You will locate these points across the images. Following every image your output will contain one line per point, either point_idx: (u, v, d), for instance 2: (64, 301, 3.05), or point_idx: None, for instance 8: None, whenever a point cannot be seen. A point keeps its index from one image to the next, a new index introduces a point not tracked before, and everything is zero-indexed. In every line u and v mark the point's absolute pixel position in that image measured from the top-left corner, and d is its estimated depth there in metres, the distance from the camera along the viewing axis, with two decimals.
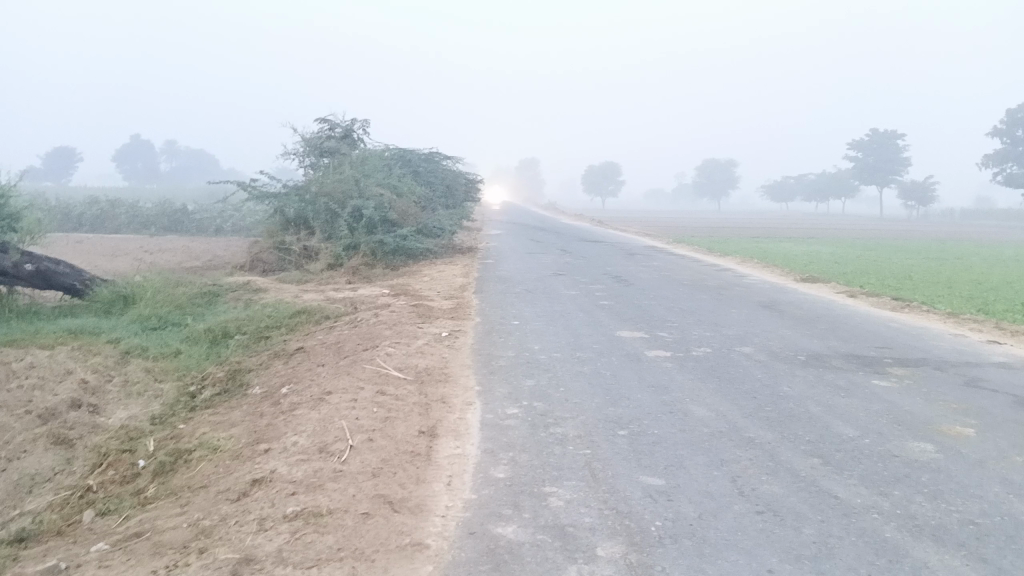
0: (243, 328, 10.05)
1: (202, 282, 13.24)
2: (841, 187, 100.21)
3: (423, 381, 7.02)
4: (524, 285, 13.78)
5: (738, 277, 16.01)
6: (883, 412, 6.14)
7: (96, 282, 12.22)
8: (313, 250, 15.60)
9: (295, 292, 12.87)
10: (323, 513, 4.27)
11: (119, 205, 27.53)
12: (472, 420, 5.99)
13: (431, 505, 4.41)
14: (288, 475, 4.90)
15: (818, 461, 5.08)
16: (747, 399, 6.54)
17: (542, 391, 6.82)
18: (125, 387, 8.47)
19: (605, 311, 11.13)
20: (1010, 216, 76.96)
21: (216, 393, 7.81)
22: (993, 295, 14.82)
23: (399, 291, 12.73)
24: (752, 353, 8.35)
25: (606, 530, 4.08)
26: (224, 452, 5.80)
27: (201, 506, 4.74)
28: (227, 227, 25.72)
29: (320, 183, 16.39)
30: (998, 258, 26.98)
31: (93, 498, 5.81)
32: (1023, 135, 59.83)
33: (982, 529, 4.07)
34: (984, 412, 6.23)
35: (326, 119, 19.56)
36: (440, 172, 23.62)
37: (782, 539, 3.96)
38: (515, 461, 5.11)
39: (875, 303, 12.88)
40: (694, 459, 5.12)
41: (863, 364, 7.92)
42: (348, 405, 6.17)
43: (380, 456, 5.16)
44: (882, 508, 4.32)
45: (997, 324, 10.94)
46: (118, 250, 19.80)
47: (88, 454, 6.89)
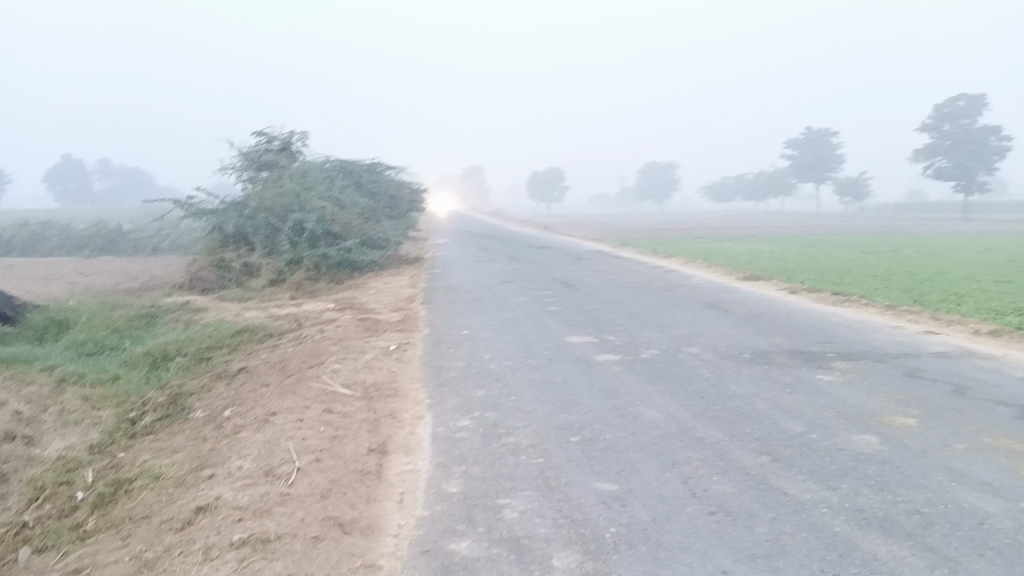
0: (184, 350, 9.79)
1: (140, 304, 12.87)
2: (779, 185, 102.60)
3: (371, 397, 6.92)
4: (472, 294, 13.74)
5: (682, 278, 16.21)
6: (828, 407, 6.25)
7: (27, 308, 11.76)
8: (255, 267, 15.30)
9: (237, 310, 12.61)
10: (271, 539, 4.15)
11: (51, 227, 26.70)
12: (423, 434, 5.91)
13: (383, 525, 4.33)
14: (233, 501, 4.76)
15: (767, 458, 5.13)
16: (696, 399, 6.59)
17: (493, 400, 6.78)
18: (61, 416, 8.15)
19: (553, 317, 11.14)
20: (940, 209, 79.72)
21: (158, 419, 7.57)
22: (929, 286, 15.28)
23: (345, 305, 12.56)
24: (699, 353, 8.44)
25: (561, 540, 4.05)
26: (166, 480, 5.61)
27: (143, 538, 4.57)
28: (166, 246, 25.10)
29: (259, 198, 16.07)
30: (931, 250, 27.89)
31: (28, 534, 5.56)
32: (948, 130, 62.13)
33: (928, 518, 4.15)
34: (925, 402, 6.39)
35: (264, 133, 19.26)
36: (383, 182, 23.46)
37: (736, 539, 3.98)
38: (467, 474, 5.05)
39: (816, 299, 13.18)
40: (646, 462, 5.13)
41: (806, 359, 8.06)
42: (294, 426, 6.04)
43: (329, 476, 5.05)
44: (831, 503, 4.38)
45: (933, 315, 11.28)
46: (51, 274, 19.17)
47: (22, 488, 6.60)
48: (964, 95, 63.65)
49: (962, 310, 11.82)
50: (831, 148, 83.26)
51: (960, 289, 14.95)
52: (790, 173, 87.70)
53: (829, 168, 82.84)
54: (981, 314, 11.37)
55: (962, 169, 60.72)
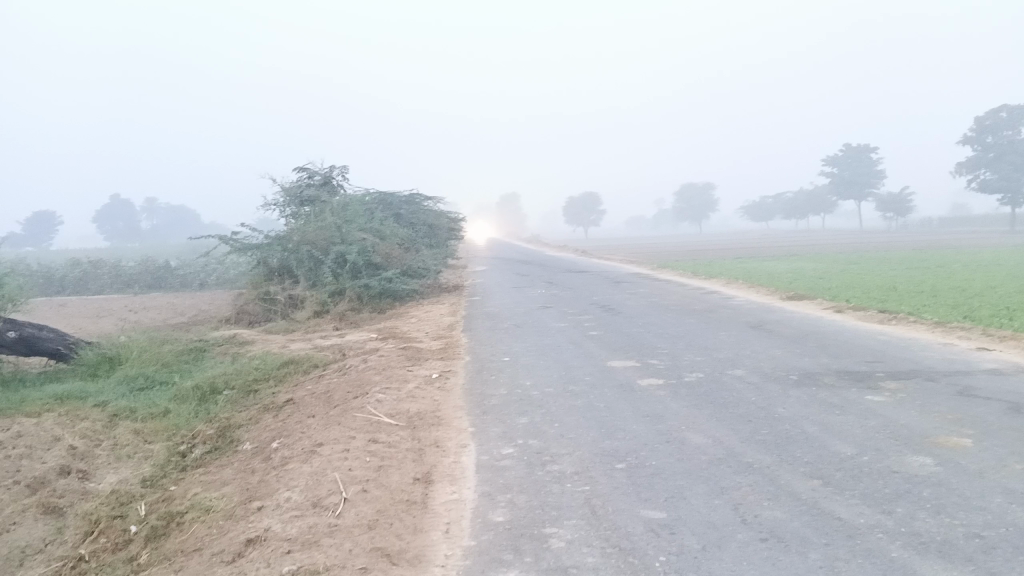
0: (231, 383, 9.95)
1: (188, 338, 13.13)
2: (819, 202, 101.40)
3: (416, 426, 6.95)
4: (512, 321, 13.77)
5: (724, 299, 16.06)
6: (880, 428, 6.12)
7: (80, 345, 12.06)
8: (298, 299, 15.54)
9: (282, 342, 12.79)
10: (320, 571, 4.18)
11: (101, 266, 27.43)
12: (467, 463, 5.92)
13: (430, 555, 4.33)
14: (282, 533, 4.81)
15: (818, 482, 5.03)
16: (743, 423, 6.51)
17: (537, 427, 6.77)
18: (114, 450, 8.32)
19: (595, 342, 11.11)
20: (987, 222, 77.98)
21: (207, 451, 7.69)
22: (978, 301, 14.93)
23: (387, 335, 12.66)
24: (744, 376, 8.33)
25: (609, 569, 4.01)
26: (217, 513, 5.69)
27: (195, 571, 4.63)
28: (212, 281, 25.59)
29: (302, 232, 16.35)
30: (980, 264, 27.26)
31: (84, 568, 5.66)
32: (992, 141, 60.96)
33: (988, 541, 4.03)
34: (980, 421, 6.22)
35: (304, 168, 19.64)
36: (422, 212, 23.72)
37: (788, 566, 3.90)
38: (513, 503, 5.03)
39: (862, 317, 12.96)
40: (694, 488, 5.07)
41: (855, 379, 7.91)
42: (340, 456, 6.09)
43: (376, 507, 5.07)
44: (886, 527, 4.28)
45: (984, 330, 11.00)
46: (103, 311, 19.66)
47: (78, 523, 6.73)
48: (1007, 105, 62.51)
49: (1015, 324, 11.52)
50: (871, 163, 82.14)
51: (1012, 303, 14.58)
52: (831, 190, 86.65)
53: (870, 184, 81.69)
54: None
55: (1009, 181, 59.53)
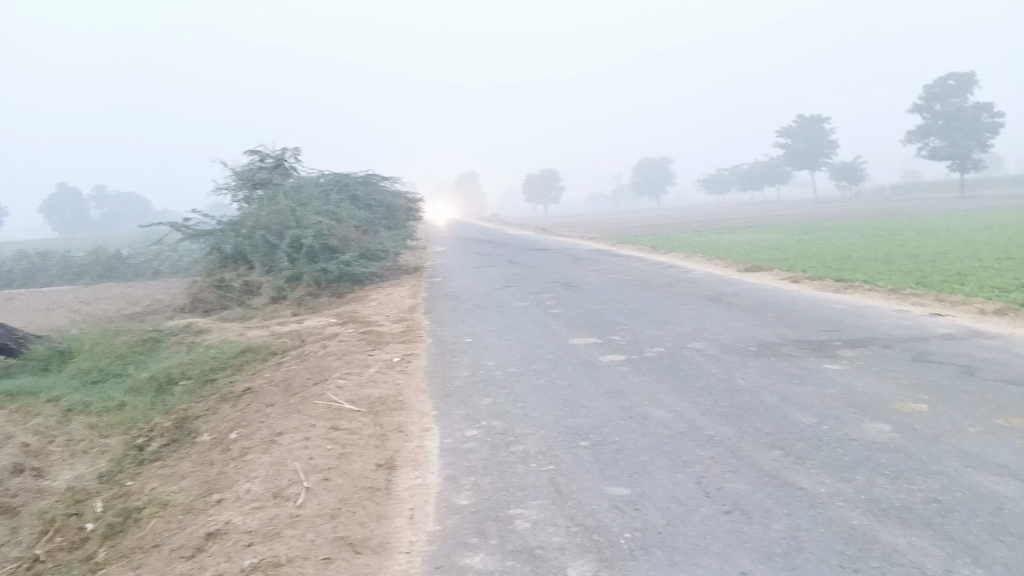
0: (188, 373, 9.75)
1: (142, 329, 12.83)
2: (774, 173, 102.58)
3: (378, 411, 6.87)
4: (474, 300, 13.69)
5: (683, 272, 16.15)
6: (838, 396, 6.20)
7: (29, 339, 11.73)
8: (255, 286, 15.28)
9: (239, 330, 12.58)
10: (282, 563, 4.10)
11: (50, 257, 26.70)
12: (431, 446, 5.86)
13: (395, 542, 4.27)
14: (243, 525, 4.71)
15: (779, 453, 5.07)
16: (704, 396, 6.55)
17: (500, 408, 6.73)
18: (68, 446, 8.11)
19: (556, 319, 11.10)
20: (937, 188, 79.63)
21: (164, 444, 7.53)
22: (931, 267, 15.23)
23: (347, 319, 12.52)
24: (705, 349, 8.38)
25: (575, 548, 3.99)
26: (175, 507, 5.56)
27: (154, 568, 4.52)
28: (166, 269, 25.07)
29: (256, 217, 16.05)
30: (931, 230, 27.76)
31: (40, 568, 5.51)
32: (940, 110, 62.12)
33: (946, 505, 4.10)
34: (935, 386, 6.33)
35: (257, 151, 19.26)
36: (379, 194, 23.45)
37: (752, 538, 3.92)
38: (477, 485, 5.00)
39: (819, 286, 13.12)
40: (657, 463, 5.08)
41: (813, 348, 8.00)
42: (301, 445, 5.99)
43: (338, 495, 5.00)
44: (847, 495, 4.32)
45: (937, 296, 11.22)
46: (53, 303, 19.15)
47: (32, 522, 6.55)
48: (953, 74, 63.70)
49: (966, 289, 11.77)
50: (824, 134, 83.31)
51: (962, 268, 14.90)
52: (785, 161, 87.71)
53: (823, 154, 82.88)
54: (985, 292, 11.31)
55: (957, 148, 60.82)
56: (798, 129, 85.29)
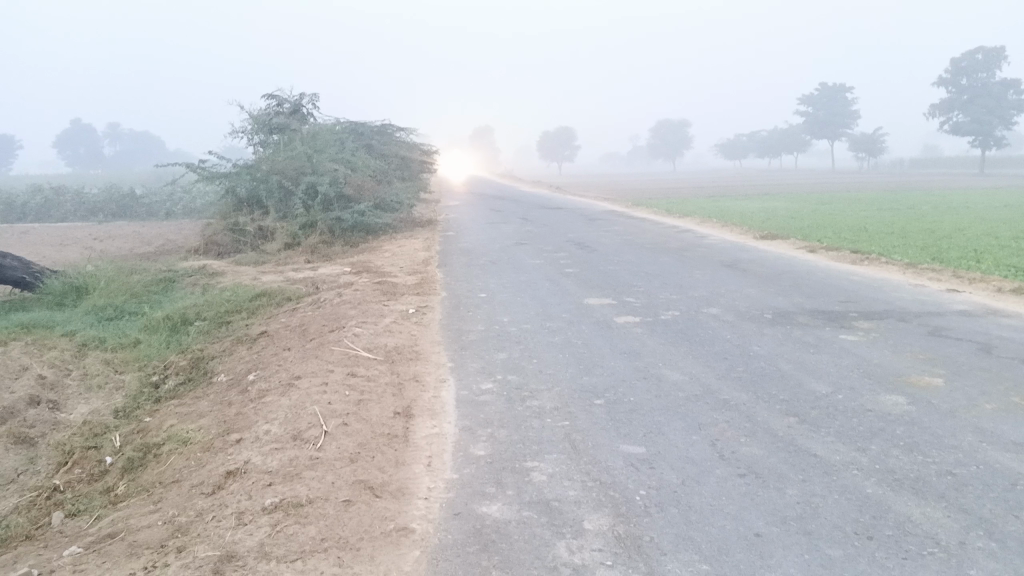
0: (203, 314, 9.82)
1: (157, 269, 12.88)
2: (792, 141, 101.13)
3: (394, 360, 6.94)
4: (488, 256, 13.69)
5: (698, 238, 16.10)
6: (853, 367, 6.22)
7: (45, 274, 11.80)
8: (268, 231, 15.30)
9: (253, 274, 12.63)
10: (303, 504, 4.17)
11: (64, 192, 26.69)
12: (448, 397, 5.93)
13: (413, 489, 4.35)
14: (263, 465, 4.79)
15: (794, 420, 5.11)
16: (719, 360, 6.58)
17: (515, 363, 6.79)
18: (84, 381, 8.23)
19: (571, 279, 11.10)
20: (956, 164, 78.74)
21: (180, 383, 7.62)
22: (947, 243, 15.13)
23: (361, 268, 12.55)
24: (720, 314, 8.38)
25: (591, 502, 4.06)
26: (194, 445, 5.65)
27: (175, 502, 4.61)
28: (179, 210, 25.08)
29: (271, 161, 15.99)
30: (949, 207, 27.53)
31: (60, 497, 5.60)
32: (966, 84, 61.19)
33: (960, 478, 4.14)
34: (951, 361, 6.34)
35: (273, 95, 19.13)
36: (394, 143, 23.34)
37: (767, 501, 3.98)
38: (494, 437, 5.06)
39: (834, 257, 13.07)
40: (671, 425, 5.13)
41: (828, 319, 8.01)
42: (318, 390, 6.06)
43: (357, 440, 5.07)
44: (861, 464, 4.37)
45: (953, 272, 11.16)
46: (67, 239, 19.22)
47: (51, 453, 6.64)
48: (982, 48, 62.28)
49: (982, 267, 11.68)
50: (846, 104, 82.21)
51: (979, 245, 14.76)
52: (803, 129, 86.47)
53: (843, 125, 81.68)
54: (1001, 271, 11.23)
55: (981, 124, 59.77)
56: (819, 97, 83.97)
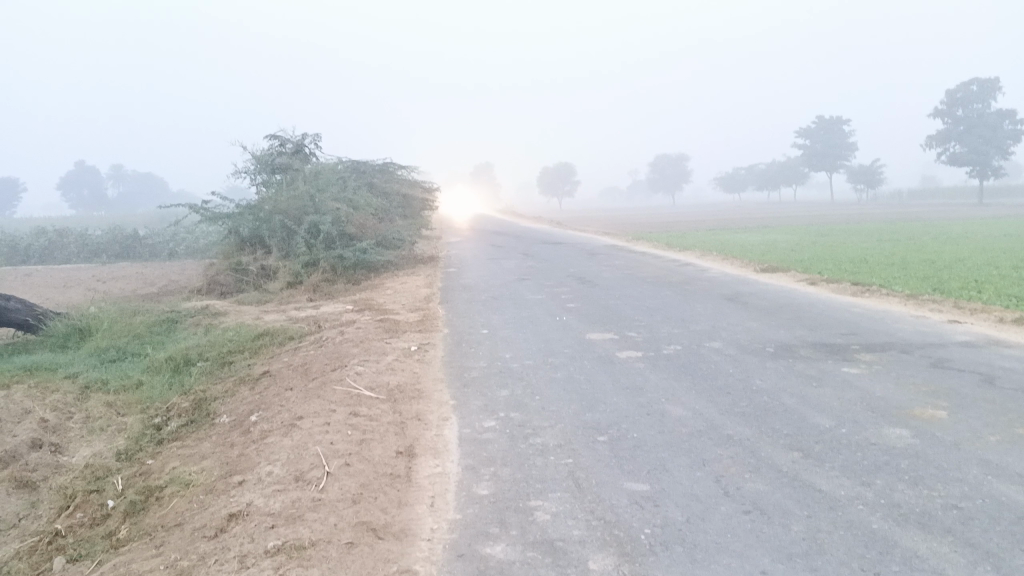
0: (205, 354, 9.84)
1: (160, 309, 12.92)
2: (791, 174, 101.80)
3: (396, 399, 6.93)
4: (490, 292, 13.73)
5: (699, 271, 16.15)
6: (857, 400, 6.22)
7: (49, 316, 11.84)
8: (271, 270, 15.37)
9: (256, 313, 12.66)
10: (306, 546, 4.15)
11: (68, 233, 26.87)
12: (450, 435, 5.91)
13: (416, 529, 4.33)
14: (265, 507, 4.77)
15: (798, 454, 5.09)
16: (722, 395, 6.57)
17: (518, 400, 6.78)
18: (86, 423, 8.21)
19: (573, 314, 11.12)
20: (955, 193, 79.12)
21: (183, 425, 7.61)
22: (947, 273, 15.16)
23: (363, 306, 12.59)
24: (722, 348, 8.38)
25: (596, 541, 4.03)
26: (197, 487, 5.64)
27: (177, 546, 4.59)
28: (182, 250, 25.20)
29: (274, 202, 16.11)
30: (950, 237, 27.63)
31: (62, 542, 5.57)
32: (962, 114, 61.69)
33: (966, 512, 4.12)
34: (955, 393, 6.33)
35: (276, 136, 19.34)
36: (395, 181, 23.54)
37: (772, 538, 3.95)
38: (497, 475, 5.04)
39: (835, 289, 13.09)
40: (676, 461, 5.11)
41: (831, 351, 8.01)
42: (321, 430, 6.04)
43: (359, 480, 5.05)
44: (866, 498, 4.35)
45: (954, 303, 11.17)
46: (71, 281, 19.31)
47: (53, 497, 6.62)
48: (977, 79, 62.92)
49: (984, 297, 11.70)
50: (843, 136, 82.86)
51: (979, 275, 14.80)
52: (802, 161, 87.05)
53: (841, 157, 82.24)
54: (1002, 301, 11.25)
55: (978, 154, 60.17)
56: (817, 130, 84.67)
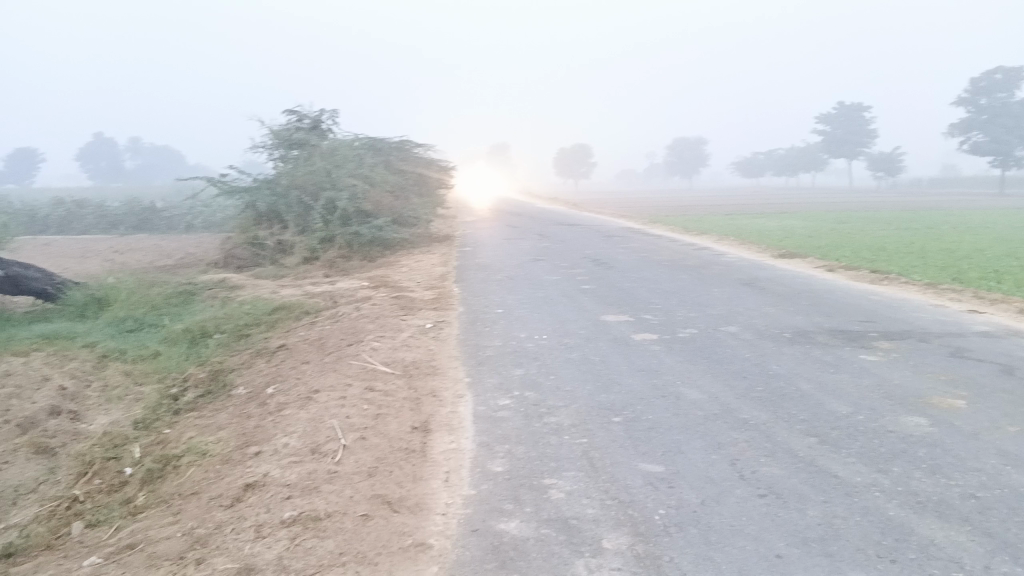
0: (221, 327, 9.89)
1: (177, 281, 12.98)
2: (810, 160, 100.86)
3: (412, 375, 6.95)
4: (505, 272, 13.70)
5: (715, 255, 16.06)
6: (874, 387, 6.18)
7: (67, 285, 11.94)
8: (287, 245, 15.42)
9: (272, 287, 12.70)
10: (321, 517, 4.18)
11: (86, 204, 27.03)
12: (465, 412, 5.93)
13: (431, 504, 4.35)
14: (281, 478, 4.81)
15: (814, 440, 5.07)
16: (738, 379, 6.55)
17: (533, 379, 6.79)
18: (104, 392, 8.29)
19: (588, 295, 11.09)
20: (976, 184, 78.16)
21: (199, 395, 7.67)
22: (967, 263, 15.01)
23: (378, 283, 12.60)
24: (738, 333, 8.35)
25: (610, 521, 4.04)
26: (213, 457, 5.68)
27: (194, 514, 4.63)
28: (198, 223, 25.28)
29: (291, 176, 16.12)
30: (971, 226, 27.31)
31: (80, 508, 5.64)
32: (987, 103, 60.83)
33: (984, 501, 4.09)
34: (973, 383, 6.27)
35: (294, 111, 19.32)
36: (412, 159, 23.50)
37: (788, 522, 3.95)
38: (511, 453, 5.06)
39: (853, 276, 12.98)
40: (691, 443, 5.10)
41: (848, 338, 7.96)
42: (337, 403, 6.08)
43: (375, 454, 5.08)
44: (883, 486, 4.33)
45: (974, 293, 11.06)
46: (89, 251, 19.44)
47: (71, 463, 6.69)
48: (1001, 67, 61.88)
49: (1003, 288, 11.59)
50: (864, 123, 81.90)
51: (999, 266, 14.63)
52: (821, 147, 86.07)
53: (861, 143, 81.35)
54: (1022, 292, 11.14)
55: (1001, 144, 59.33)
56: (837, 116, 83.77)
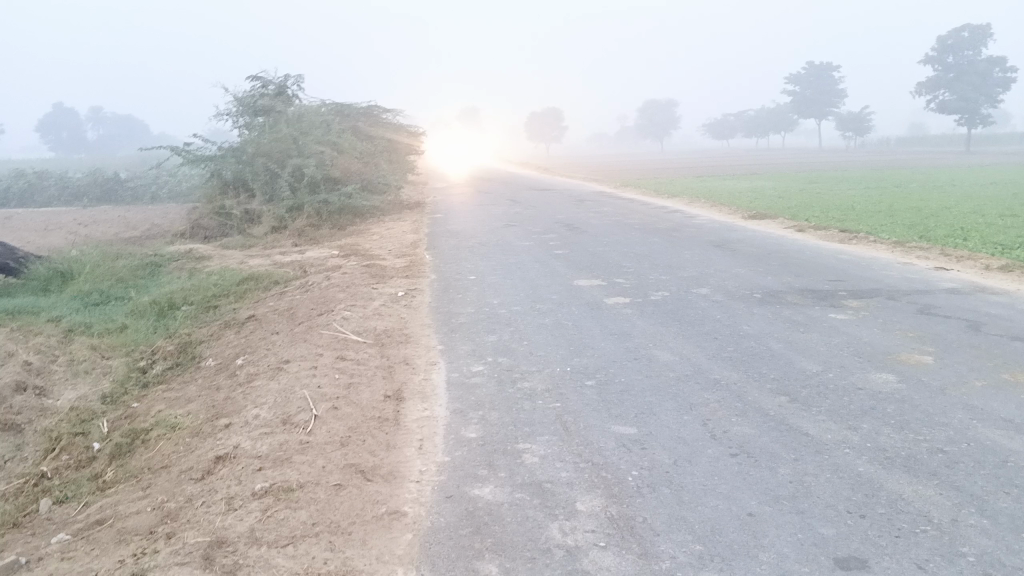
0: (190, 298, 9.73)
1: (142, 253, 12.73)
2: (780, 120, 101.10)
3: (384, 343, 6.89)
4: (477, 238, 13.61)
5: (687, 218, 16.08)
6: (843, 345, 6.23)
7: (29, 259, 11.68)
8: (255, 214, 15.19)
9: (240, 258, 12.51)
10: (293, 488, 4.15)
11: (47, 176, 26.39)
12: (438, 379, 5.91)
13: (405, 471, 4.33)
14: (253, 450, 4.76)
15: (785, 399, 5.11)
16: (709, 340, 6.57)
17: (506, 345, 6.76)
18: (70, 366, 8.15)
19: (560, 260, 11.06)
20: (942, 142, 78.93)
21: (168, 368, 7.57)
22: (934, 221, 15.16)
23: (349, 252, 12.45)
24: (709, 294, 8.37)
25: (583, 484, 4.04)
26: (183, 430, 5.61)
27: (164, 488, 4.57)
28: (163, 193, 24.80)
29: (257, 144, 15.82)
30: (938, 184, 27.56)
31: (48, 485, 5.56)
32: (953, 62, 61.15)
33: (950, 455, 4.16)
34: (940, 339, 6.34)
35: (258, 77, 18.90)
36: (381, 124, 23.17)
37: (760, 481, 3.98)
38: (485, 419, 5.04)
39: (823, 236, 13.06)
40: (663, 405, 5.11)
41: (818, 297, 8.02)
42: (308, 373, 6.01)
43: (347, 424, 5.04)
44: (853, 442, 4.37)
45: (941, 250, 11.18)
46: (52, 224, 19.02)
47: (38, 440, 6.59)
48: (968, 25, 62.16)
49: (969, 245, 11.72)
50: (833, 82, 82.10)
51: (966, 223, 14.80)
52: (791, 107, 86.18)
53: (831, 103, 81.59)
54: (988, 248, 11.27)
55: (967, 102, 59.78)
56: (806, 76, 83.86)
